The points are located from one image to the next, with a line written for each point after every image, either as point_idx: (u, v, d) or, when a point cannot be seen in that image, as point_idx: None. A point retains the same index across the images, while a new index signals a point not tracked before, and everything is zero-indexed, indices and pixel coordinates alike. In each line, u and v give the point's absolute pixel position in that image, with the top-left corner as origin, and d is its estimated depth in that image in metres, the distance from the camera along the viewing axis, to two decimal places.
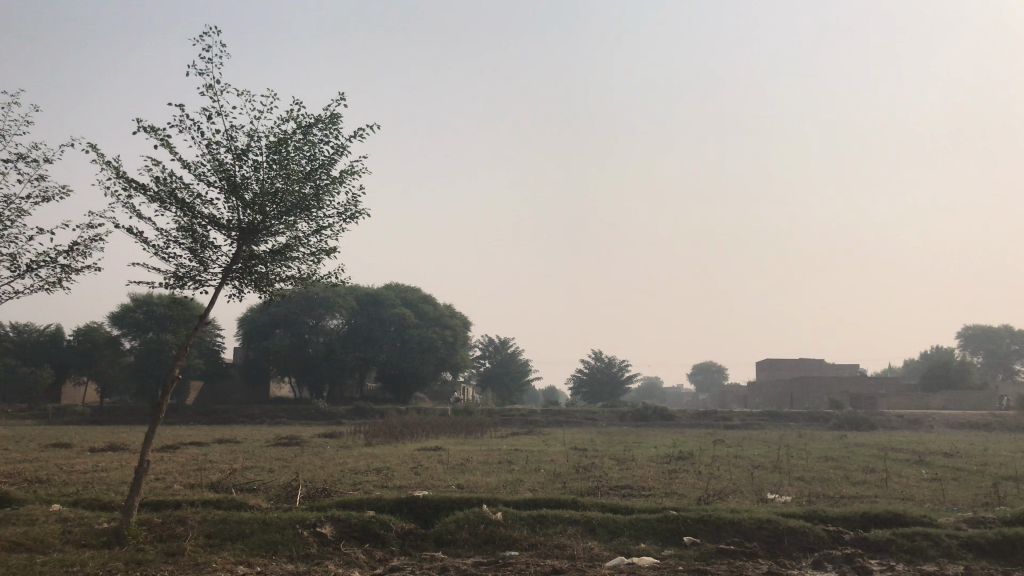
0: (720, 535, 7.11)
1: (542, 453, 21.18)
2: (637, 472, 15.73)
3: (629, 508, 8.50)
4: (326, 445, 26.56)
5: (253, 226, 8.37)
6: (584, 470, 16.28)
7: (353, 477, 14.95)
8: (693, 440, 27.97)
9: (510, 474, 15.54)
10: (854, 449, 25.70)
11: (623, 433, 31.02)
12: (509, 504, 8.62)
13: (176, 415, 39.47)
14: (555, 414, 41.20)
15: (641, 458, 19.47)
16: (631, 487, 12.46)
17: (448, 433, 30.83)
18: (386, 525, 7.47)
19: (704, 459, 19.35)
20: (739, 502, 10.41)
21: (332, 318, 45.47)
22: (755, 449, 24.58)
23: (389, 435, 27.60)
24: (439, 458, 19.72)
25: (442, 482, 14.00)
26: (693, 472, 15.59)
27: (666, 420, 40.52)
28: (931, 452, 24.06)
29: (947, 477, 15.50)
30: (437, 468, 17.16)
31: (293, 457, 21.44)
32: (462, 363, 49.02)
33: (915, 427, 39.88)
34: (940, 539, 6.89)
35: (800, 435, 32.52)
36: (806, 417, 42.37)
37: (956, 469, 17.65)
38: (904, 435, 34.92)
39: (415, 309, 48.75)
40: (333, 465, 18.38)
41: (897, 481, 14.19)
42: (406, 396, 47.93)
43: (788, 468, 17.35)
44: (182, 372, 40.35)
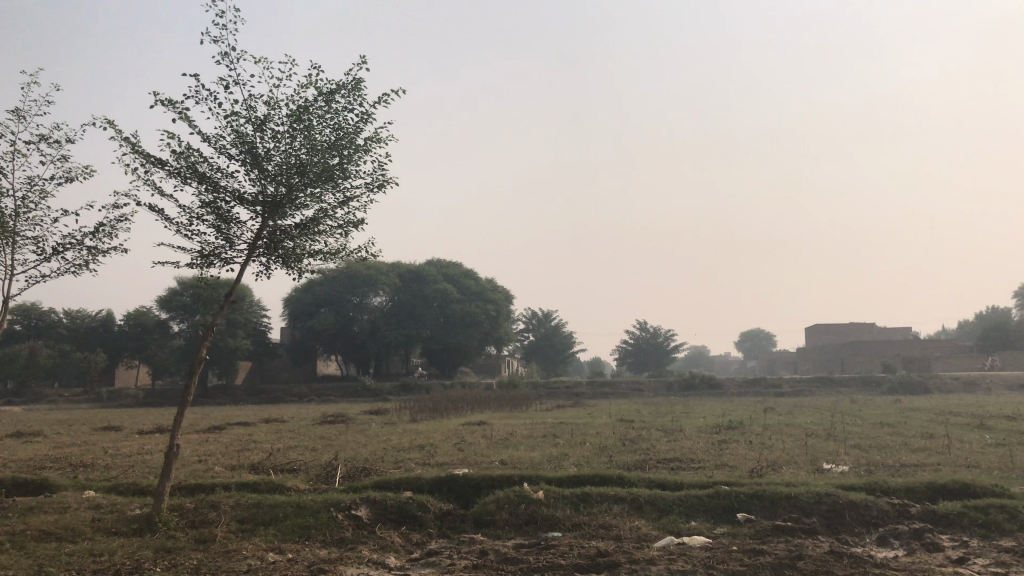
0: (776, 512, 6.68)
1: (588, 425, 20.86)
2: (686, 443, 15.31)
3: (678, 484, 8.11)
4: (372, 422, 26.60)
5: (278, 200, 8.08)
6: (631, 442, 15.90)
7: (396, 454, 14.76)
8: (742, 408, 27.46)
9: (556, 448, 15.23)
10: (910, 415, 24.95)
11: (669, 404, 30.58)
12: (551, 482, 8.28)
13: (225, 395, 39.92)
14: (601, 386, 40.87)
15: (690, 428, 19.04)
16: (681, 460, 12.04)
17: (493, 407, 30.68)
18: (424, 507, 7.18)
19: (754, 428, 18.84)
20: (794, 474, 9.93)
21: (376, 296, 45.55)
22: (807, 416, 24.01)
23: (434, 411, 27.53)
24: (483, 433, 19.49)
25: (486, 458, 13.72)
26: (744, 442, 15.12)
27: (714, 389, 39.96)
28: (991, 416, 23.22)
29: (1012, 442, 14.81)
30: (481, 443, 16.93)
31: (338, 435, 21.41)
32: (506, 338, 48.83)
33: (971, 390, 38.75)
34: (1016, 512, 6.38)
35: (852, 402, 31.76)
36: (858, 382, 41.44)
37: (1020, 433, 16.91)
38: (961, 398, 33.94)
39: (457, 285, 48.55)
40: (377, 442, 18.24)
41: (960, 448, 13.58)
42: (451, 371, 47.90)
43: (843, 436, 16.79)
44: (229, 353, 40.73)
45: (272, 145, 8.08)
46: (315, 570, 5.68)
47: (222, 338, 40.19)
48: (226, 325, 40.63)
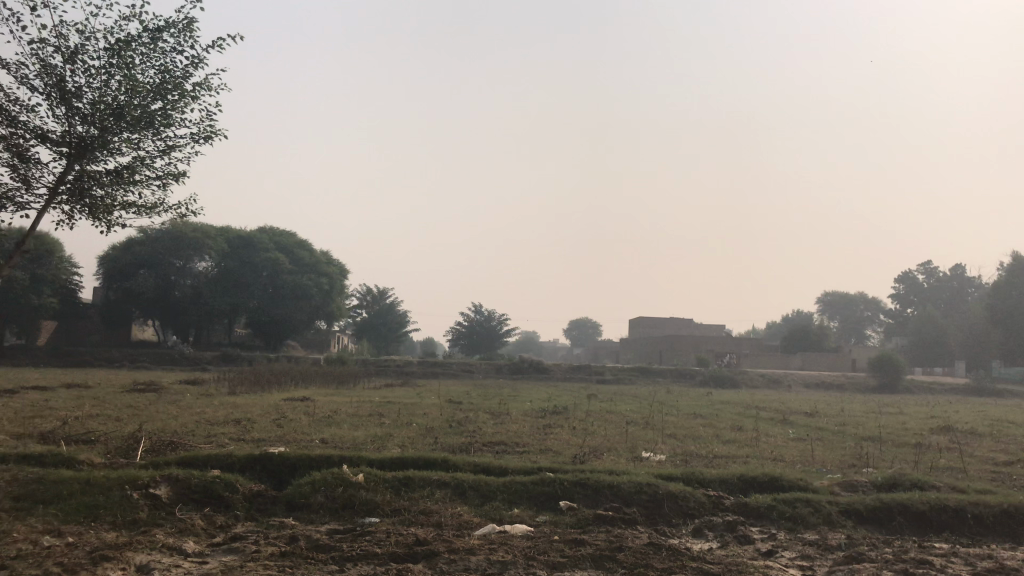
0: (597, 501, 6.66)
1: (416, 405, 20.58)
2: (512, 427, 15.32)
3: (503, 469, 7.98)
4: (188, 392, 25.17)
5: (88, 143, 7.27)
6: (457, 424, 15.75)
7: (210, 429, 13.91)
8: (567, 394, 28.05)
9: (380, 428, 14.85)
10: (721, 407, 26.34)
11: (497, 387, 30.82)
12: (373, 465, 7.94)
13: (23, 356, 36.69)
14: (431, 365, 40.73)
15: (517, 412, 19.15)
16: (506, 444, 11.98)
17: (319, 382, 29.82)
18: (232, 486, 6.66)
19: (578, 414, 19.21)
20: (614, 462, 10.08)
21: (201, 260, 43.16)
22: (628, 403, 24.80)
23: (255, 384, 26.37)
24: (305, 409, 18.76)
25: (306, 436, 13.15)
26: (568, 428, 15.30)
27: (541, 373, 40.72)
28: (792, 412, 24.89)
29: (812, 437, 15.81)
30: (302, 420, 16.26)
31: (147, 404, 20.03)
32: (337, 312, 47.64)
33: (775, 386, 41.55)
34: (819, 506, 6.66)
35: (669, 392, 33.22)
36: (674, 373, 43.49)
37: (818, 429, 18.14)
38: (765, 394, 36.28)
39: (289, 255, 46.82)
40: (190, 414, 17.15)
41: (766, 441, 14.34)
42: (278, 344, 46.24)
43: (661, 425, 17.38)
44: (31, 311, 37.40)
45: (85, 80, 7.25)
46: (97, 557, 5.07)
47: (24, 293, 36.85)
48: (30, 281, 37.26)
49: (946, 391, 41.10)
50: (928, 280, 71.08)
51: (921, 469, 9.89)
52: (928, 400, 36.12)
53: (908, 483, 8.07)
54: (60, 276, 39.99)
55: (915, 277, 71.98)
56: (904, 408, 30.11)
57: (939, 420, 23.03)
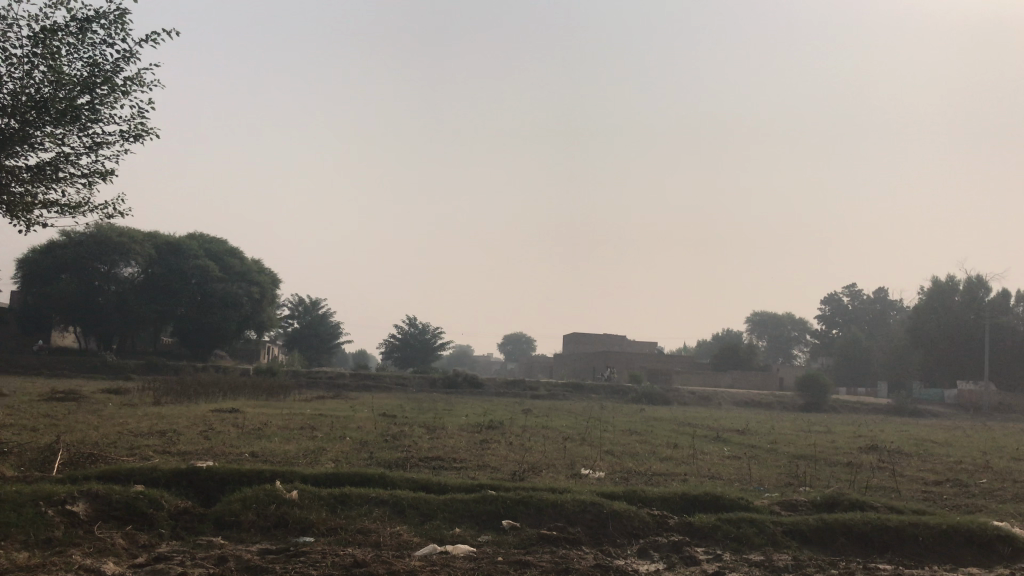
0: (540, 521, 6.48)
1: (348, 419, 20.11)
2: (448, 442, 15.06)
3: (443, 486, 7.76)
4: (110, 402, 24.23)
5: (8, 136, 6.84)
6: (392, 439, 15.42)
7: (132, 441, 13.32)
8: (502, 409, 27.89)
9: (313, 442, 14.44)
10: (654, 424, 26.49)
11: (431, 400, 30.49)
12: (307, 481, 7.63)
13: None
14: (364, 378, 40.17)
15: (452, 426, 18.88)
16: (442, 459, 11.74)
17: (248, 394, 29.07)
18: (156, 504, 6.29)
19: (514, 430, 19.05)
20: (553, 479, 9.94)
21: (126, 266, 41.85)
22: (562, 420, 24.72)
23: (180, 395, 25.49)
24: (234, 421, 18.14)
25: (234, 449, 12.69)
26: (504, 443, 15.10)
27: (475, 388, 40.46)
28: (724, 430, 25.15)
29: (746, 455, 15.95)
30: (231, 432, 15.71)
31: (65, 414, 19.15)
32: (268, 322, 46.59)
33: (705, 404, 42.11)
34: (763, 526, 6.63)
35: (602, 408, 33.31)
36: (607, 390, 43.72)
37: (751, 448, 18.34)
38: (697, 411, 36.71)
39: (220, 262, 45.69)
40: (111, 425, 16.43)
41: (702, 459, 14.40)
42: (205, 353, 44.91)
43: (596, 441, 17.33)
44: None
45: (6, 70, 6.84)
46: None
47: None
48: None
49: (867, 410, 42.20)
50: (852, 303, 73.17)
51: (854, 489, 10.01)
52: (852, 420, 37.00)
53: (846, 502, 8.15)
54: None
55: (840, 299, 74.00)
56: (829, 428, 30.73)
57: (865, 440, 23.56)
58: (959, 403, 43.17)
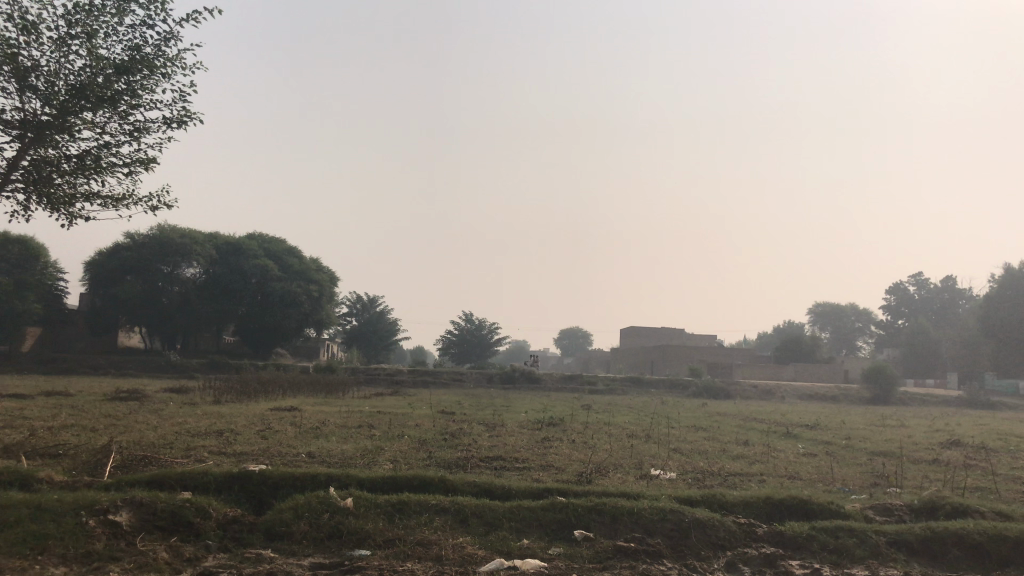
0: (615, 532, 5.91)
1: (407, 416, 19.80)
2: (508, 440, 14.58)
3: (508, 491, 7.25)
4: (172, 401, 24.32)
5: (47, 125, 6.55)
6: (451, 437, 14.99)
7: (190, 441, 13.12)
8: (562, 404, 27.32)
9: (371, 440, 14.08)
10: (719, 418, 25.65)
11: (490, 397, 30.05)
12: (363, 486, 7.20)
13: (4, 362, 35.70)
14: (422, 374, 39.95)
15: (512, 424, 18.40)
16: (504, 459, 11.26)
17: (308, 392, 28.99)
18: (204, 512, 5.89)
19: (576, 426, 18.48)
20: (623, 480, 9.37)
21: (188, 267, 42.29)
22: (624, 415, 24.06)
23: (241, 393, 25.48)
24: (292, 420, 17.92)
25: (291, 449, 12.39)
26: (567, 441, 14.55)
27: (533, 383, 39.95)
28: (794, 425, 24.19)
29: (823, 452, 15.12)
30: (289, 432, 15.45)
31: (127, 414, 19.16)
32: (327, 320, 46.68)
33: (769, 397, 40.94)
34: (864, 536, 5.98)
35: (664, 403, 32.49)
36: (666, 384, 42.79)
37: (827, 444, 17.43)
38: (761, 405, 35.63)
39: (278, 262, 45.95)
40: (171, 425, 16.30)
41: (776, 457, 13.67)
42: (266, 352, 45.19)
43: (661, 438, 16.66)
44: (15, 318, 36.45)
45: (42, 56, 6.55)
46: None
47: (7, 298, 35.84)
48: (13, 287, 36.31)
49: (940, 403, 40.53)
50: (920, 292, 70.67)
51: (951, 490, 9.22)
52: (924, 412, 35.51)
53: (948, 507, 7.42)
54: (43, 281, 39.55)
55: (906, 288, 71.53)
56: (904, 421, 29.44)
57: (945, 434, 22.42)
58: None
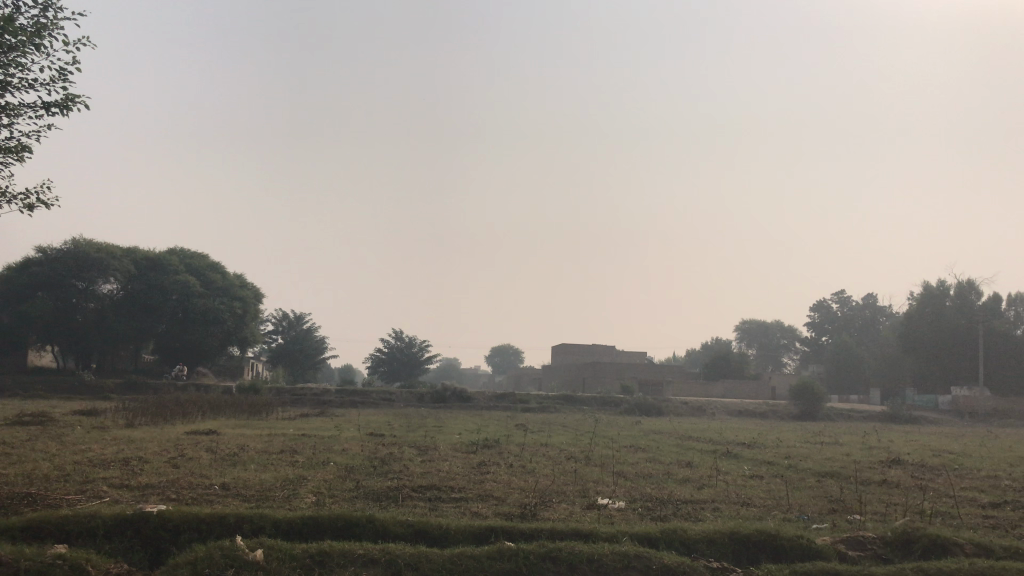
0: None
1: (333, 439, 18.74)
2: (442, 466, 13.66)
3: (446, 532, 6.41)
4: (79, 425, 22.67)
5: None
6: (380, 463, 14.02)
7: (89, 471, 11.86)
8: (496, 424, 26.48)
9: (293, 468, 13.03)
10: (654, 437, 25.13)
11: (421, 416, 29.05)
12: (277, 534, 6.27)
13: None
14: (350, 393, 38.66)
15: (444, 447, 17.49)
16: (439, 488, 10.38)
17: (229, 413, 27.52)
18: (79, 571, 4.88)
19: (511, 448, 17.67)
20: (569, 511, 8.62)
21: (105, 283, 40.18)
22: (561, 435, 23.34)
23: (157, 416, 23.95)
24: (207, 446, 16.66)
25: (202, 480, 11.27)
26: (504, 466, 13.73)
27: (465, 402, 39.00)
28: (730, 443, 23.77)
29: (769, 474, 14.61)
30: (203, 458, 14.27)
31: (26, 440, 17.60)
32: (252, 338, 44.91)
33: (700, 414, 40.84)
34: None
35: (597, 421, 31.95)
36: (598, 400, 42.31)
37: (768, 464, 16.96)
38: (693, 422, 35.41)
39: (200, 278, 44.06)
40: (72, 453, 14.91)
41: (723, 480, 13.10)
42: (188, 371, 43.29)
43: (602, 460, 15.96)
44: None
45: None
46: None
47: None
48: None
49: (864, 418, 40.96)
50: (841, 309, 72.03)
51: (916, 516, 8.69)
52: (852, 428, 35.72)
53: (925, 539, 6.86)
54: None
55: (829, 306, 72.76)
56: (835, 437, 29.37)
57: (879, 451, 22.22)
58: (956, 409, 42.03)
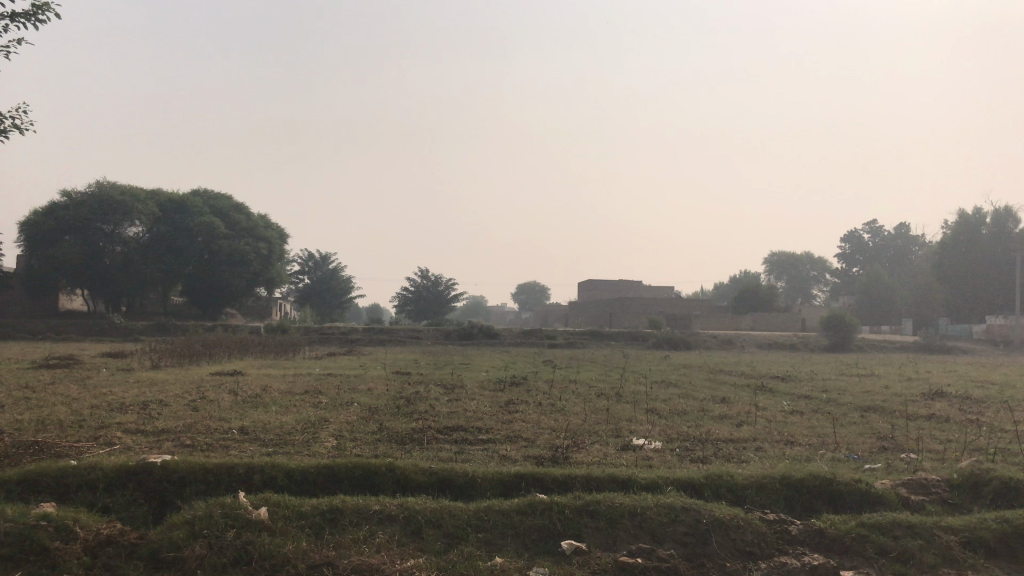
0: (614, 542, 4.59)
1: (359, 378, 18.40)
2: (469, 405, 13.19)
3: (472, 480, 5.91)
4: (107, 368, 22.54)
5: None
6: (406, 402, 13.58)
7: (108, 416, 11.51)
8: (523, 361, 26.00)
9: (316, 410, 12.62)
10: (685, 371, 24.58)
11: (448, 354, 28.72)
12: (289, 488, 5.81)
13: None
14: (377, 332, 38.45)
15: (472, 385, 17.06)
16: (466, 430, 9.88)
17: (255, 353, 27.33)
18: (67, 534, 4.42)
19: (540, 386, 17.19)
20: (605, 453, 8.09)
21: (131, 226, 39.92)
22: (589, 371, 22.85)
23: (183, 357, 23.74)
24: (232, 387, 16.37)
25: (220, 424, 10.86)
26: (533, 405, 13.24)
27: (491, 339, 38.61)
28: (763, 377, 23.17)
29: (810, 409, 13.99)
30: (226, 401, 13.93)
31: (53, 384, 17.39)
32: (278, 279, 44.77)
33: (729, 347, 40.23)
34: (928, 535, 4.73)
35: (626, 356, 31.48)
36: (626, 335, 41.75)
37: (805, 398, 16.35)
38: (722, 356, 34.84)
39: (225, 219, 43.69)
40: (93, 397, 14.58)
41: (762, 416, 12.52)
42: (216, 312, 43.33)
43: (633, 397, 15.44)
44: None
45: None
46: None
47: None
48: None
49: (896, 348, 40.16)
50: (873, 239, 70.41)
51: (978, 455, 8.06)
52: (886, 360, 34.89)
53: (997, 482, 6.24)
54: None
55: (860, 236, 71.13)
56: (871, 369, 28.58)
57: (918, 383, 21.49)
58: (991, 338, 41.04)
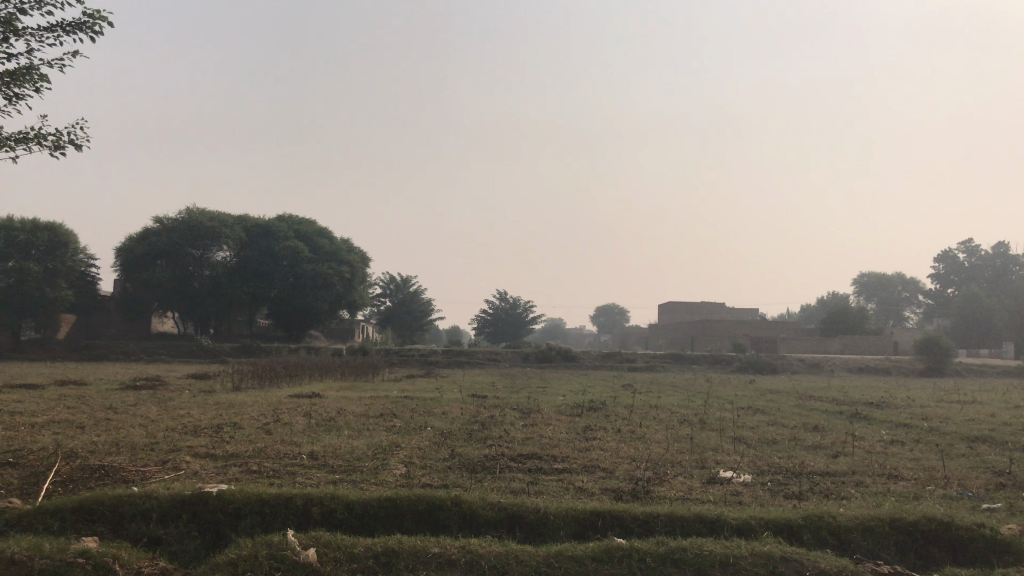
0: None
1: (435, 402, 18.09)
2: (546, 431, 12.68)
3: (544, 517, 5.42)
4: (190, 389, 22.76)
5: None
6: (480, 428, 13.14)
7: (182, 439, 11.39)
8: (602, 385, 25.30)
9: (389, 434, 12.30)
10: (771, 397, 23.53)
11: (526, 376, 28.25)
12: (349, 525, 5.42)
13: (38, 349, 34.51)
14: (456, 354, 38.29)
15: (549, 409, 16.56)
16: (541, 458, 9.37)
17: (335, 376, 27.32)
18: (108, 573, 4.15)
19: (620, 411, 16.56)
20: (691, 487, 7.47)
21: (219, 250, 40.73)
22: (671, 395, 22.06)
23: (264, 378, 23.82)
24: (308, 410, 16.23)
25: (291, 448, 10.62)
26: (612, 432, 12.66)
27: (570, 362, 38.04)
28: (856, 402, 21.96)
29: (911, 439, 13.01)
30: (301, 424, 13.75)
31: (136, 406, 17.55)
32: (359, 301, 45.14)
33: (816, 371, 38.68)
34: None
35: (709, 380, 30.50)
36: (708, 359, 40.54)
37: (905, 427, 15.28)
38: (808, 380, 33.48)
39: (308, 243, 44.37)
40: (170, 418, 14.58)
41: (861, 446, 11.64)
42: (300, 334, 43.92)
43: (719, 424, 14.68)
44: (54, 311, 34.04)
45: None
46: None
47: (37, 285, 32.75)
48: (46, 273, 33.53)
49: (997, 373, 37.95)
50: (969, 259, 67.06)
51: None
52: (988, 385, 32.90)
53: None
54: (75, 268, 35.57)
55: (955, 256, 67.86)
56: (970, 395, 26.94)
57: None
58: None
